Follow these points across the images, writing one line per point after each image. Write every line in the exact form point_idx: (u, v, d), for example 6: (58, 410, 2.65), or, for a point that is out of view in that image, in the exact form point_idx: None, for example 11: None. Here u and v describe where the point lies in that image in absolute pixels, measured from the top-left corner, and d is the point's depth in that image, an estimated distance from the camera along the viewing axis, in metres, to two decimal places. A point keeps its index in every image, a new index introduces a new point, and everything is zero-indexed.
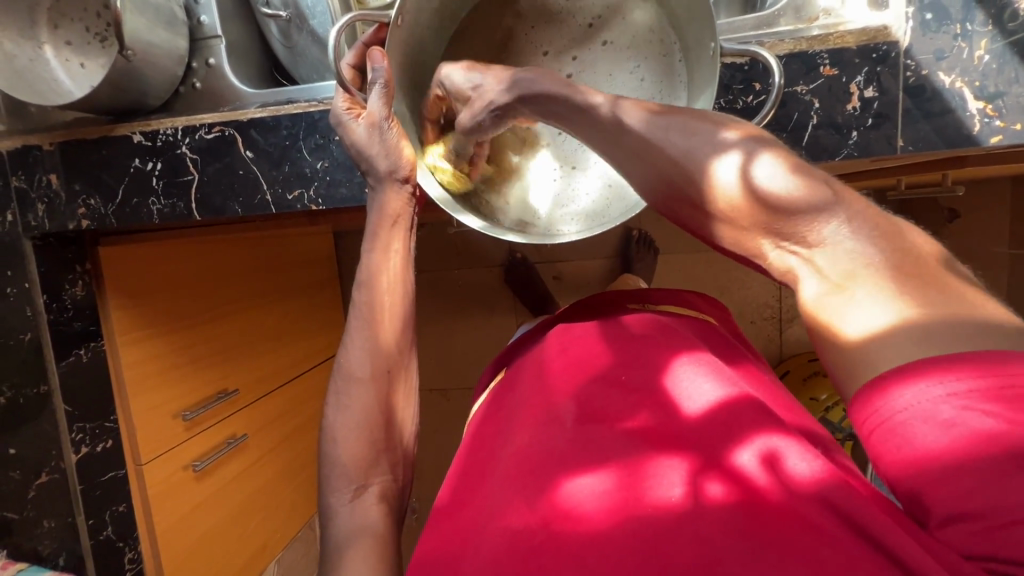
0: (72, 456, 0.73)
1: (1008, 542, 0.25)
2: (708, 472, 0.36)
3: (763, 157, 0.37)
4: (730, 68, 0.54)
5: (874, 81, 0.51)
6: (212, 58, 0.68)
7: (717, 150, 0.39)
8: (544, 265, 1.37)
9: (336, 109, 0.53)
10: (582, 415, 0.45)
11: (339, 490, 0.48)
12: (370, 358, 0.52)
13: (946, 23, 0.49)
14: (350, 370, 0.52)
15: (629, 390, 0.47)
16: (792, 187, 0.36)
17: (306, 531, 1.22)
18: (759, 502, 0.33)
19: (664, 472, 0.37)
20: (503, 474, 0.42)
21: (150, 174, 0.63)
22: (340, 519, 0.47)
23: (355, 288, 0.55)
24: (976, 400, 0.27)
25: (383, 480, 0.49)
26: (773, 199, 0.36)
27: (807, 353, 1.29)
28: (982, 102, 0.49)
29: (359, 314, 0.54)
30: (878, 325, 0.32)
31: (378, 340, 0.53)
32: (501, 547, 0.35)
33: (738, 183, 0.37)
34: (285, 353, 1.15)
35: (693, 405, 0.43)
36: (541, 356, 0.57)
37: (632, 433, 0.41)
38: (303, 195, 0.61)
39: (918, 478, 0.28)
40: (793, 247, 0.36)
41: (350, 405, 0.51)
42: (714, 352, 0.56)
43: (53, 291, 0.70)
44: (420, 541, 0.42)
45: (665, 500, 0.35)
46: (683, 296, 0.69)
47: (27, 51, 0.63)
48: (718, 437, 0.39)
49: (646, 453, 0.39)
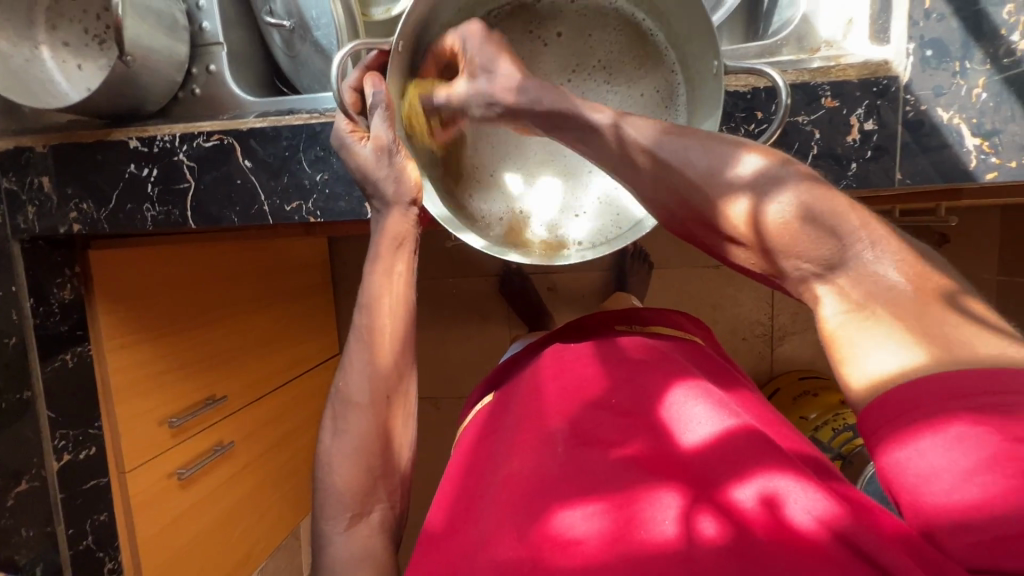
0: (54, 464, 0.71)
1: (1014, 553, 0.25)
2: (702, 506, 0.36)
3: (775, 198, 0.37)
4: (734, 95, 0.54)
5: (874, 114, 0.52)
6: (213, 65, 0.67)
7: (727, 195, 0.39)
8: (539, 276, 1.38)
9: (339, 130, 0.52)
10: (574, 438, 0.44)
11: (333, 518, 0.49)
12: (369, 382, 0.52)
13: (946, 60, 0.50)
14: (348, 394, 0.52)
15: (621, 416, 0.46)
16: (804, 220, 0.36)
17: (290, 540, 1.21)
18: (753, 537, 0.33)
19: (658, 506, 0.36)
20: (494, 500, 0.41)
21: (145, 181, 0.62)
22: (335, 547, 0.48)
23: (355, 311, 0.54)
24: (983, 414, 0.28)
25: (382, 508, 0.50)
26: (788, 232, 0.36)
27: (796, 371, 1.33)
28: (979, 138, 0.50)
29: (359, 336, 0.53)
30: (887, 372, 0.32)
31: (377, 364, 0.52)
32: None
33: (749, 229, 0.38)
34: (274, 360, 1.14)
35: (690, 431, 0.43)
36: (534, 374, 0.57)
37: (627, 463, 0.41)
38: (302, 207, 0.60)
39: (922, 488, 0.28)
40: (812, 270, 0.36)
41: (346, 430, 0.51)
42: (708, 377, 0.55)
43: (40, 295, 0.69)
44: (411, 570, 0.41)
45: (659, 536, 0.35)
46: (672, 317, 0.70)
47: (24, 52, 0.63)
48: (716, 471, 0.38)
49: (644, 481, 0.39)
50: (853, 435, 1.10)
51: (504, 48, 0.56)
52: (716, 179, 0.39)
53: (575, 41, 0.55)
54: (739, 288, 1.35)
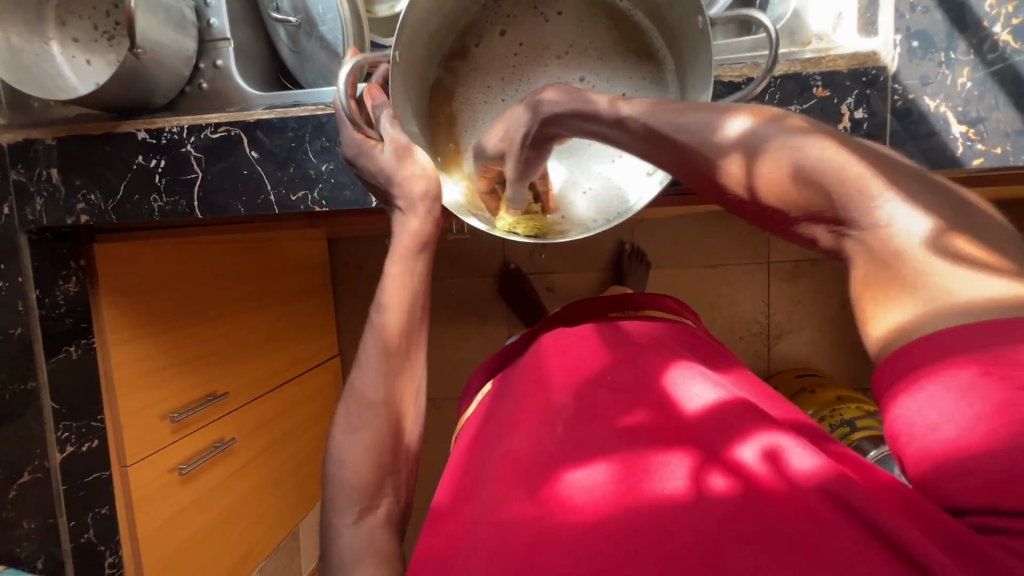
0: (57, 455, 0.72)
1: (1010, 494, 0.26)
2: (706, 466, 0.37)
3: (768, 151, 0.37)
4: (728, 86, 0.56)
5: (863, 103, 0.54)
6: (220, 60, 0.68)
7: (719, 154, 0.39)
8: (537, 276, 1.40)
9: (351, 145, 0.54)
10: (579, 412, 0.45)
11: (343, 511, 0.49)
12: (384, 382, 0.53)
13: (932, 51, 0.51)
14: (363, 393, 0.53)
15: (624, 389, 0.48)
16: (805, 173, 0.35)
17: (289, 540, 1.21)
18: (755, 493, 0.34)
19: (662, 468, 0.37)
20: (501, 469, 0.42)
21: (153, 172, 0.63)
22: (343, 539, 0.47)
23: (372, 310, 0.55)
24: (992, 363, 0.27)
25: (389, 502, 0.50)
26: (790, 185, 0.36)
27: (794, 369, 1.34)
28: (965, 126, 0.52)
29: (375, 335, 0.54)
30: (905, 322, 0.31)
31: (392, 363, 0.54)
32: (498, 539, 0.36)
33: (750, 185, 0.38)
34: (274, 358, 1.14)
35: (690, 402, 0.44)
36: (536, 356, 0.57)
37: (631, 430, 0.42)
38: (307, 196, 0.61)
39: (929, 438, 0.28)
40: (824, 222, 0.35)
41: (360, 427, 0.51)
42: (705, 357, 0.57)
43: (46, 287, 0.69)
44: (418, 544, 0.42)
45: (665, 494, 0.36)
46: (664, 302, 0.71)
47: (34, 47, 0.64)
48: (715, 436, 0.39)
49: (645, 446, 0.40)
50: (850, 431, 1.09)
51: (504, 28, 0.59)
52: (708, 143, 0.40)
53: (571, 26, 0.58)
54: (735, 287, 1.37)
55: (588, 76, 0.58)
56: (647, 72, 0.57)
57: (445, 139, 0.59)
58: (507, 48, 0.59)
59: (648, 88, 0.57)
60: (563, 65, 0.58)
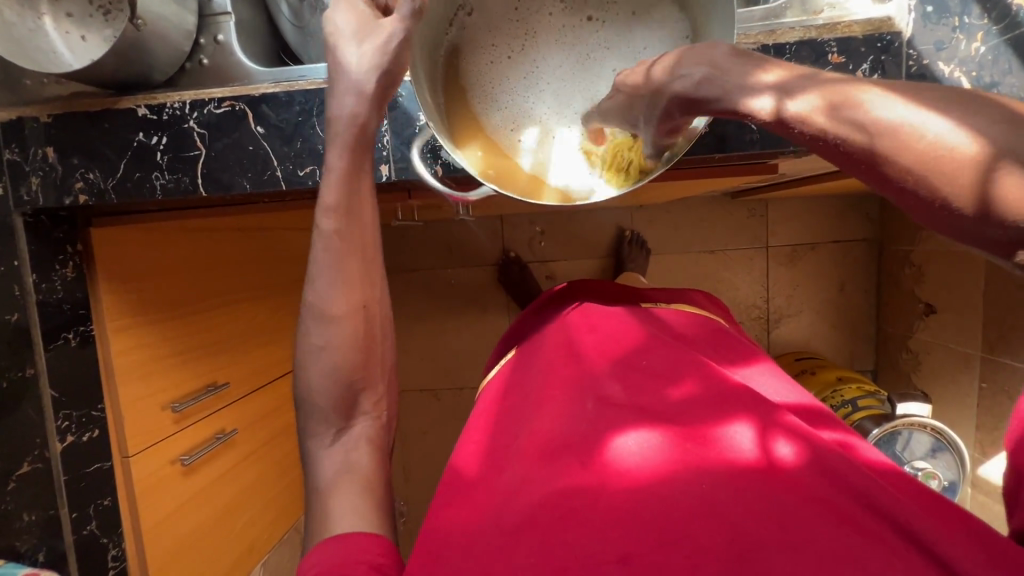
0: (58, 445, 0.69)
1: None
2: (759, 451, 0.37)
3: (800, 94, 0.37)
4: (743, 53, 0.55)
5: (879, 69, 0.53)
6: (221, 35, 0.67)
7: (749, 94, 0.39)
8: (537, 265, 1.39)
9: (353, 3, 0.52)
10: (624, 387, 0.45)
11: (319, 433, 0.50)
12: (345, 295, 0.50)
13: (946, 16, 0.52)
14: (321, 308, 0.50)
15: (667, 363, 0.48)
16: (846, 108, 0.34)
17: (290, 534, 1.19)
18: (806, 484, 0.34)
19: (713, 446, 0.38)
20: (540, 432, 0.42)
21: (154, 149, 0.62)
22: (321, 462, 0.49)
23: (319, 213, 0.51)
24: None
25: (366, 421, 0.51)
26: (830, 119, 0.35)
27: (794, 352, 1.36)
28: (979, 91, 0.52)
29: (327, 241, 0.51)
30: None
31: (352, 276, 0.51)
32: (538, 500, 0.36)
33: (786, 118, 0.37)
34: (273, 351, 1.11)
35: (733, 388, 0.43)
36: (564, 330, 0.56)
37: (678, 408, 0.42)
38: (315, 172, 0.60)
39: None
40: (872, 147, 0.33)
41: (324, 343, 0.50)
42: (737, 347, 0.57)
43: (43, 271, 0.67)
44: (434, 516, 0.41)
45: (716, 468, 0.36)
46: (687, 295, 0.68)
47: (28, 21, 0.62)
48: (767, 420, 0.40)
49: (688, 433, 0.39)
50: (852, 410, 1.10)
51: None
52: (739, 81, 0.39)
53: None
54: (734, 272, 1.37)
55: (597, 14, 0.57)
56: (664, 17, 0.55)
57: (452, 88, 0.56)
58: (505, 8, 0.58)
59: (660, 36, 0.55)
60: (568, 11, 0.58)
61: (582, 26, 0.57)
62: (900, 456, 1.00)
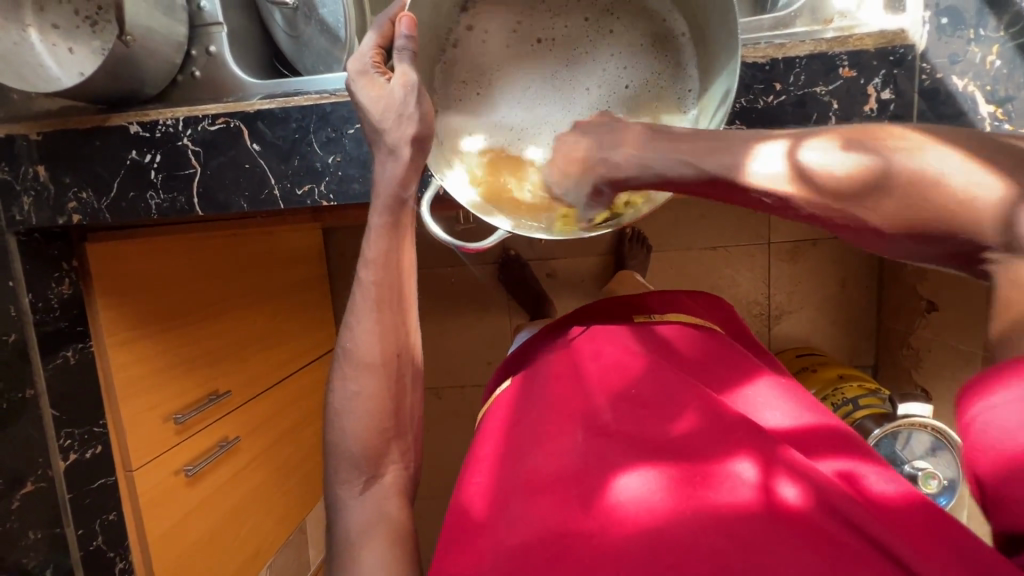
0: (60, 463, 0.69)
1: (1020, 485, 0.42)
2: (759, 488, 0.37)
3: (811, 143, 0.35)
4: (752, 67, 0.54)
5: (891, 84, 0.52)
6: (213, 45, 0.65)
7: (761, 139, 0.37)
8: (538, 262, 1.38)
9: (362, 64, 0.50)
10: (626, 421, 0.45)
11: (348, 481, 0.49)
12: (379, 342, 0.51)
13: (961, 28, 0.50)
14: (358, 354, 0.51)
15: (668, 392, 0.48)
16: (870, 160, 0.33)
17: (296, 534, 1.20)
18: (809, 522, 0.34)
19: (714, 484, 0.38)
20: (542, 469, 0.43)
21: (148, 167, 0.60)
22: (351, 512, 0.48)
23: (360, 266, 0.52)
24: None
25: (394, 468, 0.50)
26: (854, 167, 0.33)
27: (796, 349, 1.36)
28: (993, 105, 0.51)
29: (366, 293, 0.51)
30: None
31: (385, 324, 0.51)
32: (538, 542, 0.36)
33: (789, 172, 0.35)
34: (273, 355, 1.11)
35: (735, 415, 0.43)
36: (570, 357, 0.56)
37: (678, 443, 0.42)
38: (314, 190, 0.59)
39: None
40: (903, 198, 0.32)
41: (357, 390, 0.50)
42: (744, 363, 0.56)
43: (40, 290, 0.66)
44: (439, 554, 0.41)
45: (716, 507, 0.36)
46: (676, 300, 0.68)
47: (13, 34, 0.60)
48: (768, 450, 0.39)
49: (689, 470, 0.39)
50: (853, 408, 1.09)
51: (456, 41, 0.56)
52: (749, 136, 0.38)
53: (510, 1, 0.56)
54: (736, 269, 1.37)
55: (545, 35, 0.56)
56: (658, 21, 0.55)
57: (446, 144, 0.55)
58: (469, 58, 0.56)
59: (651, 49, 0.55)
60: (520, 36, 0.56)
61: (536, 49, 0.56)
62: (900, 455, 1.00)
